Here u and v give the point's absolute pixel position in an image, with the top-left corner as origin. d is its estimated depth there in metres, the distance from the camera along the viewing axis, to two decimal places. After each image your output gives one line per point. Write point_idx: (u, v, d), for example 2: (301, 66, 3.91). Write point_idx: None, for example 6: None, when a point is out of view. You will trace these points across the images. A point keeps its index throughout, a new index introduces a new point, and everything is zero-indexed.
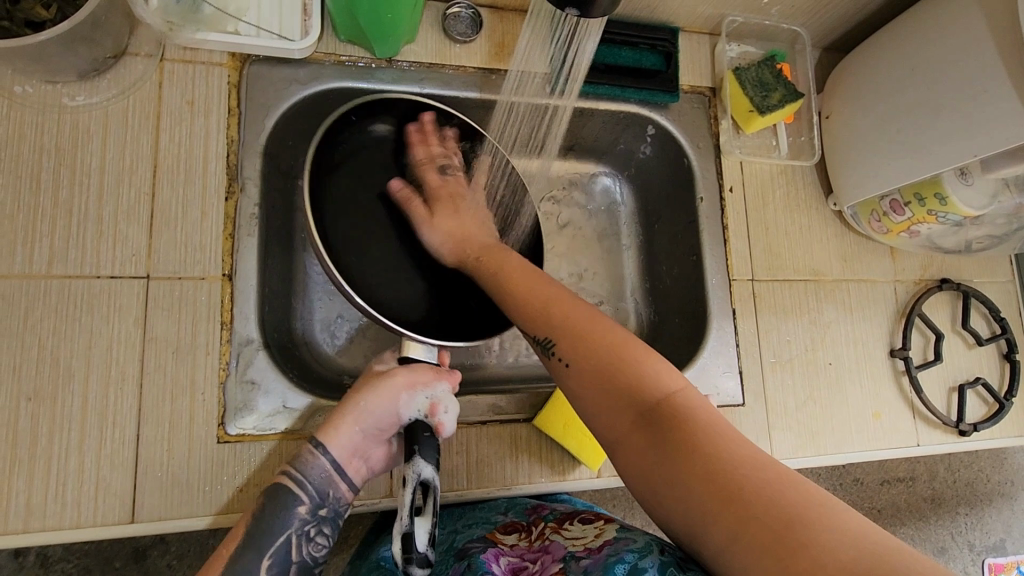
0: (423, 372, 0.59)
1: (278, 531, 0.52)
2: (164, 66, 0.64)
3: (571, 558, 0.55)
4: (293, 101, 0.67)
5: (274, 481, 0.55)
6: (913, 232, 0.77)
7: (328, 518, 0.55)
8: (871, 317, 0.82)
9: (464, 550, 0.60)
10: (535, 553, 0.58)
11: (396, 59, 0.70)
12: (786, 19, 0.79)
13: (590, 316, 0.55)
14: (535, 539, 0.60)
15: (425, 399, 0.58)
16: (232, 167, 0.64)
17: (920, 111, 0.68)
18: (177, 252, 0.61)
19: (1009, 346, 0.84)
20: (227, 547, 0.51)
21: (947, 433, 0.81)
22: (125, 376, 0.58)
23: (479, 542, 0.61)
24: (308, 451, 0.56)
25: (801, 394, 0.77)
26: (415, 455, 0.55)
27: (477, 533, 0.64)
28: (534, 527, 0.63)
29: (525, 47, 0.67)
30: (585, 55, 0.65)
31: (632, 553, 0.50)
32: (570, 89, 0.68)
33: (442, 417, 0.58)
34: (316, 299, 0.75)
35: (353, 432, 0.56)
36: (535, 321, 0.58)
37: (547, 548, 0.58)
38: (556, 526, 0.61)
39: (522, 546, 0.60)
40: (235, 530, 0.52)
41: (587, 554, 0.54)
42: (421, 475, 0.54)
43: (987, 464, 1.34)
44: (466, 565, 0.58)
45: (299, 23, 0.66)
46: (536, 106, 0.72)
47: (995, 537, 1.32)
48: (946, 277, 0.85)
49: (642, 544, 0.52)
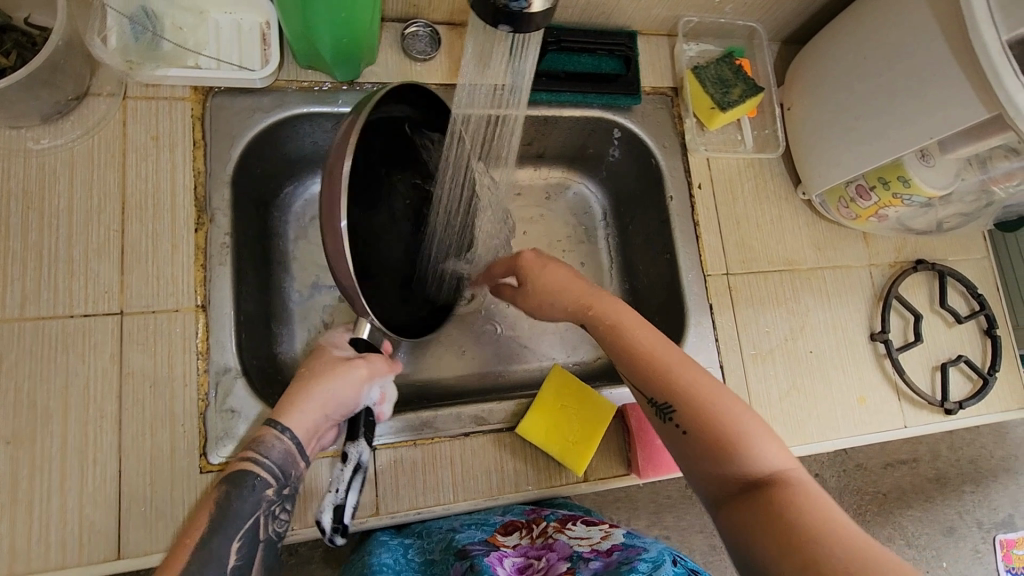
0: (379, 364, 0.62)
1: (248, 510, 0.51)
2: (127, 104, 0.64)
3: (579, 557, 0.56)
4: (258, 129, 0.68)
5: (236, 464, 0.53)
6: (882, 216, 0.77)
7: (289, 496, 0.55)
8: (850, 302, 0.82)
9: (465, 551, 0.59)
10: (539, 549, 0.60)
11: (358, 81, 0.71)
12: (741, 16, 0.81)
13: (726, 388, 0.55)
14: (537, 536, 0.63)
15: (377, 390, 0.61)
16: (201, 199, 0.65)
17: (875, 98, 0.69)
18: (150, 287, 0.61)
19: (988, 321, 0.85)
20: (191, 536, 0.48)
21: (933, 412, 0.81)
22: (104, 413, 0.58)
23: (480, 546, 0.61)
24: (266, 432, 0.55)
25: (784, 383, 0.78)
26: (358, 437, 0.60)
27: (477, 535, 0.64)
28: (534, 526, 0.65)
29: (471, 59, 0.61)
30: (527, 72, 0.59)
31: (646, 562, 0.51)
32: (519, 95, 0.61)
33: (384, 407, 0.63)
34: (296, 324, 0.76)
35: (315, 414, 0.56)
36: (663, 376, 0.56)
37: (551, 545, 0.60)
38: (558, 526, 0.64)
39: (525, 544, 0.62)
40: (197, 519, 0.50)
41: (595, 556, 0.55)
42: (361, 456, 0.59)
43: (989, 439, 1.34)
44: (470, 565, 0.56)
45: (259, 53, 0.67)
46: (490, 116, 0.65)
47: (1004, 512, 1.32)
48: (921, 258, 0.86)
49: (653, 554, 0.53)
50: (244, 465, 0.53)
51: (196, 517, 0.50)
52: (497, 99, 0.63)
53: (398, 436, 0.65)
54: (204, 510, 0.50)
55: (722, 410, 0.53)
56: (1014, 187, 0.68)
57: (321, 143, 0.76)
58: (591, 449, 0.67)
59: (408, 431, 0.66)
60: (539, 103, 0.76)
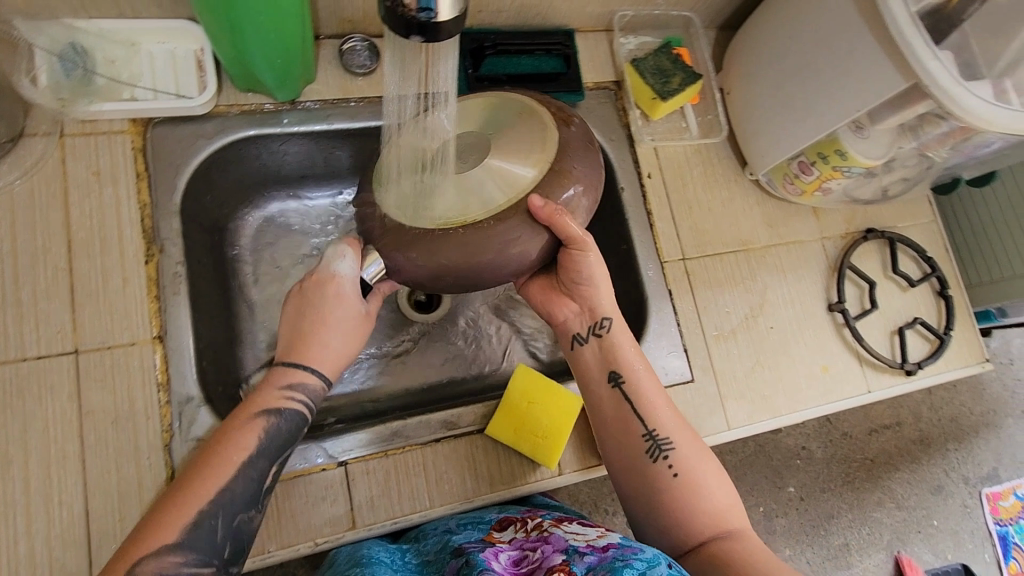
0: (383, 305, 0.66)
1: (286, 441, 0.55)
2: (65, 141, 0.64)
3: (575, 552, 0.53)
4: (202, 156, 0.67)
5: (278, 399, 0.56)
6: (826, 189, 0.79)
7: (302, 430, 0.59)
8: (806, 275, 0.84)
9: (460, 549, 0.58)
10: (534, 543, 0.57)
11: (299, 100, 0.71)
12: (674, 6, 0.83)
13: (704, 450, 0.62)
14: (532, 530, 0.61)
15: None
16: (149, 231, 0.64)
17: (806, 77, 0.70)
18: (103, 323, 0.61)
19: (940, 283, 0.88)
20: (237, 456, 0.52)
21: (895, 375, 0.84)
22: (66, 454, 0.58)
23: (475, 543, 0.59)
24: (310, 376, 0.58)
25: (748, 360, 0.79)
26: None
27: (473, 535, 0.63)
28: (529, 521, 0.64)
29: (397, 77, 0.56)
30: (449, 71, 0.54)
31: (641, 561, 0.48)
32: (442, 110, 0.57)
33: None
34: (259, 346, 0.76)
35: (341, 360, 0.60)
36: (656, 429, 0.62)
37: (546, 539, 0.57)
38: (554, 522, 0.61)
39: (520, 539, 0.60)
40: (243, 444, 0.53)
41: (591, 550, 0.52)
42: None
43: (967, 396, 1.37)
44: (464, 561, 0.55)
45: (195, 80, 0.67)
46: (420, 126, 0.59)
47: (988, 466, 1.35)
48: (871, 227, 0.88)
49: (649, 555, 0.49)
50: (286, 400, 0.56)
51: (235, 439, 0.53)
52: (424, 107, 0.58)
53: (370, 447, 0.66)
54: (247, 436, 0.53)
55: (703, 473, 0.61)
56: (948, 149, 0.70)
57: (270, 165, 0.76)
58: (560, 442, 0.68)
59: (379, 441, 0.66)
60: None
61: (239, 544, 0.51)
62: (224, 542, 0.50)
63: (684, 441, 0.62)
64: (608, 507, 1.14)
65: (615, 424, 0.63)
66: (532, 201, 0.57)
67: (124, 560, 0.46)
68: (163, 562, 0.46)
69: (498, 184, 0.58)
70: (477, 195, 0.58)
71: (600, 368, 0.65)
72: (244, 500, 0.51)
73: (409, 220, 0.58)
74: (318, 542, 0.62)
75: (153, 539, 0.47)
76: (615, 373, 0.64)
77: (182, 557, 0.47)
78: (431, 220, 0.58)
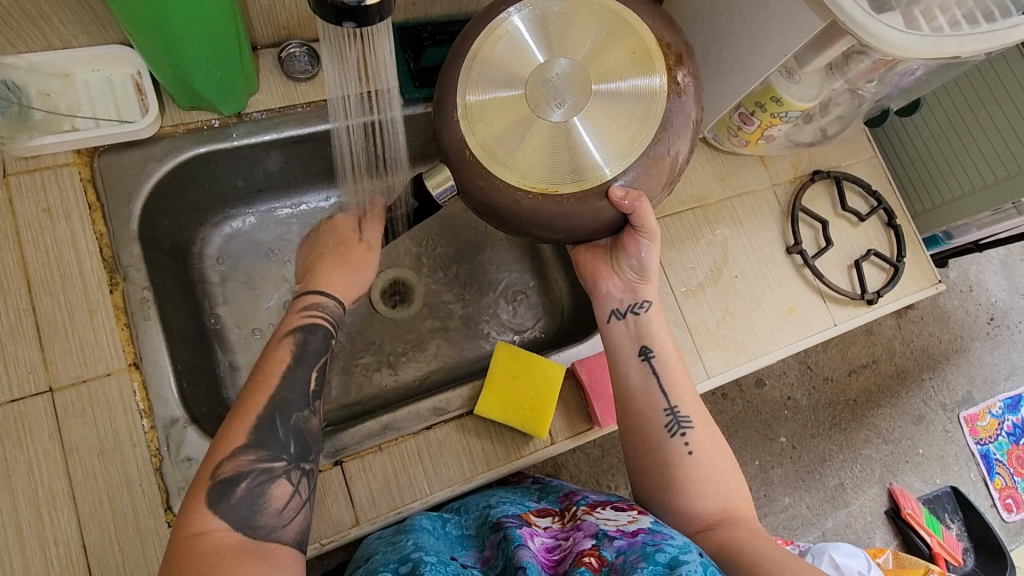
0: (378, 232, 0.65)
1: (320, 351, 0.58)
2: (10, 181, 0.63)
3: (605, 536, 0.53)
4: (154, 180, 0.67)
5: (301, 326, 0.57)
6: (768, 136, 0.83)
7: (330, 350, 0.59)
8: (763, 224, 0.87)
9: (499, 523, 0.58)
10: (568, 532, 0.57)
11: (246, 112, 0.71)
12: None
13: (719, 437, 0.65)
14: (568, 520, 0.60)
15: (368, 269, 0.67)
16: (110, 260, 0.64)
17: (733, 32, 0.74)
18: (75, 358, 0.61)
19: (888, 215, 0.92)
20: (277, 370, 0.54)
21: (858, 306, 0.88)
22: (54, 493, 0.57)
23: (514, 519, 0.59)
24: (326, 302, 0.60)
25: (718, 311, 0.82)
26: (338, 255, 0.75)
27: (511, 510, 0.63)
28: (567, 512, 0.63)
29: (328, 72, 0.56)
30: (387, 58, 0.54)
31: (672, 547, 0.49)
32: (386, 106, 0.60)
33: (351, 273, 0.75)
34: (237, 363, 0.76)
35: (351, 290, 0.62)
36: (677, 411, 0.65)
37: (580, 526, 0.57)
38: (588, 510, 0.60)
39: (555, 529, 0.60)
40: (276, 360, 0.55)
41: (620, 535, 0.52)
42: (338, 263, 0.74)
43: (936, 326, 1.42)
44: (502, 535, 0.55)
45: (136, 104, 0.67)
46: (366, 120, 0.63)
47: (962, 391, 1.41)
48: (817, 169, 0.92)
49: (680, 543, 0.50)
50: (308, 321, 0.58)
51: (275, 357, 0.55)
52: (370, 106, 0.61)
53: (365, 442, 0.67)
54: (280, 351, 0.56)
55: (713, 457, 0.63)
56: (875, 81, 0.74)
57: (225, 182, 0.75)
58: (547, 412, 0.69)
59: (373, 437, 0.67)
60: (415, 101, 0.77)
61: (303, 443, 0.53)
62: (287, 438, 0.52)
63: (703, 426, 0.65)
64: (610, 482, 1.17)
65: (639, 404, 0.65)
66: (613, 188, 0.57)
67: (206, 468, 0.48)
68: (238, 462, 0.49)
69: (597, 139, 0.57)
70: (575, 144, 0.57)
71: (632, 344, 0.68)
72: (297, 400, 0.54)
73: (498, 166, 0.57)
74: (324, 543, 0.63)
75: (229, 439, 0.50)
76: (644, 348, 0.67)
77: (253, 454, 0.50)
78: (514, 167, 0.57)
